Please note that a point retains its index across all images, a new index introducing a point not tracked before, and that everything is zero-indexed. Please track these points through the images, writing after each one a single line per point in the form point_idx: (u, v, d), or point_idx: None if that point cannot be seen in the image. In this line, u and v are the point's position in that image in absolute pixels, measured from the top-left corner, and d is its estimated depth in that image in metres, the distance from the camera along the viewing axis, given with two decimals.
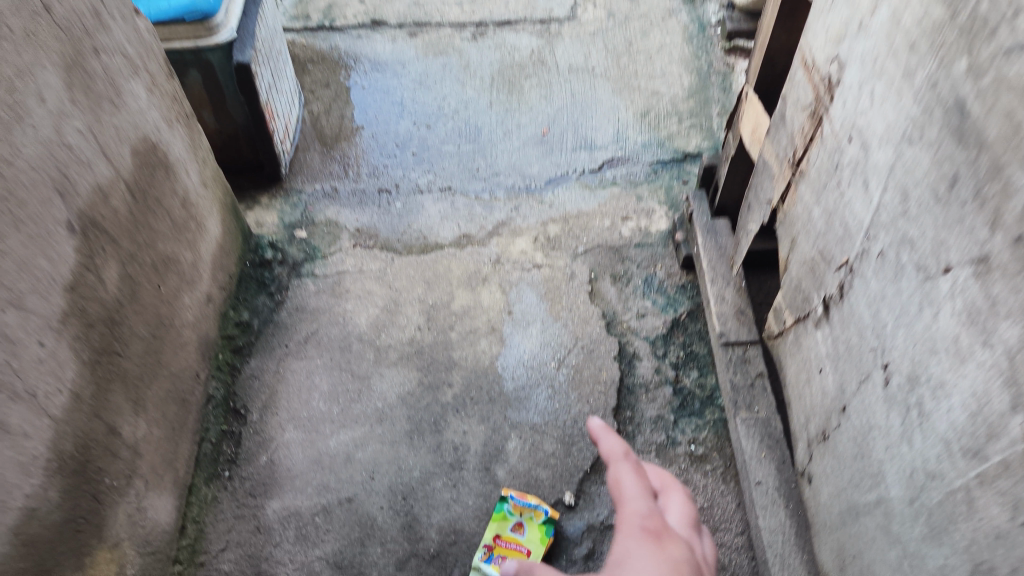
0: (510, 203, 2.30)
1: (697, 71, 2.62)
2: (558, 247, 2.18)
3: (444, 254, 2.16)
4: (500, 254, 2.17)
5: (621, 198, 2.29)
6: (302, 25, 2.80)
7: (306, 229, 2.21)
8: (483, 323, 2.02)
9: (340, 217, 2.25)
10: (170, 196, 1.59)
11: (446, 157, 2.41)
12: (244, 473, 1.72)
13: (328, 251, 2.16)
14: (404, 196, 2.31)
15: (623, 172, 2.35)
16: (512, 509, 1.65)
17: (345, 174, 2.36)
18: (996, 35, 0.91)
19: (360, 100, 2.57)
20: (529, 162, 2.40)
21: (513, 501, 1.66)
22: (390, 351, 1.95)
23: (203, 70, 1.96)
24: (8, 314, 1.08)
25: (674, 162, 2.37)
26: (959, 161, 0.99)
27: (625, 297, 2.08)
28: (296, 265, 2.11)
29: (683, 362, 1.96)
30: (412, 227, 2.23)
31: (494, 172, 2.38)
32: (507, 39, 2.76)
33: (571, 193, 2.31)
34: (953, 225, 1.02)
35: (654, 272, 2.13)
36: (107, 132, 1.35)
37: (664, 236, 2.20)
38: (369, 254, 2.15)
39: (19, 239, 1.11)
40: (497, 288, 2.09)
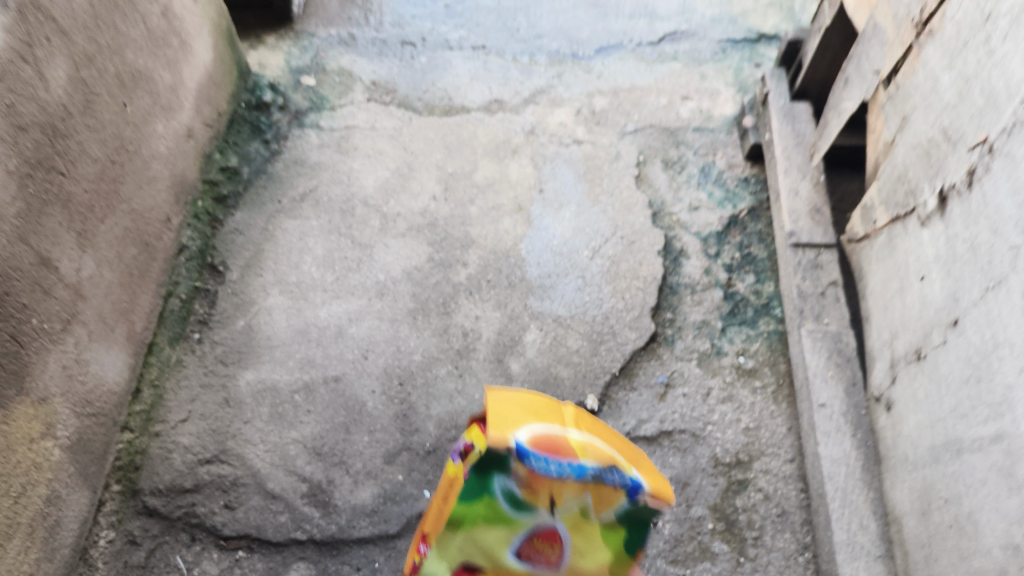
0: (551, 69, 2.03)
1: None
2: (603, 123, 1.93)
3: (469, 119, 1.91)
4: (535, 126, 1.91)
5: (682, 74, 2.03)
6: None
7: (315, 75, 1.94)
8: (510, 200, 1.77)
9: (356, 66, 1.98)
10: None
11: (484, 12, 2.15)
12: (217, 338, 1.50)
13: (337, 102, 1.89)
14: (430, 51, 2.04)
15: (686, 48, 2.09)
16: (518, 496, 0.93)
17: (364, 21, 2.08)
18: None
19: None
20: (579, 26, 2.13)
21: (521, 478, 0.92)
22: (398, 219, 1.71)
23: None
24: None
25: (745, 42, 2.10)
26: None
27: (676, 186, 1.82)
28: (300, 114, 1.84)
29: (738, 264, 1.71)
30: (438, 85, 1.97)
31: (538, 34, 2.11)
32: None
33: (624, 65, 2.05)
34: None
35: (712, 161, 1.87)
36: None
37: (728, 122, 1.94)
38: (385, 110, 1.90)
39: None
40: (528, 163, 1.83)
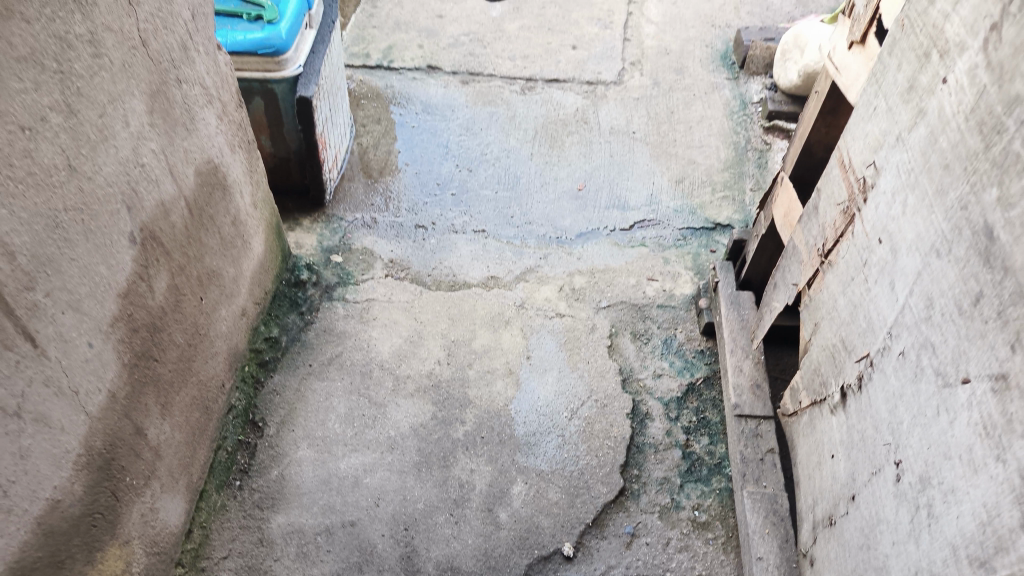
0: (539, 250, 2.44)
1: (735, 145, 2.76)
2: (582, 299, 2.29)
3: (470, 293, 2.28)
4: (525, 300, 2.28)
5: (649, 258, 2.42)
6: (362, 62, 3.02)
7: (342, 254, 2.36)
8: (502, 365, 2.10)
9: (376, 246, 2.41)
10: (223, 213, 1.71)
11: (483, 201, 2.58)
12: (255, 484, 1.80)
13: (360, 277, 2.29)
14: (438, 233, 2.47)
15: (653, 234, 2.49)
16: None
17: (385, 207, 2.53)
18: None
19: (407, 138, 2.77)
20: (563, 214, 2.55)
21: None
22: (408, 381, 2.04)
23: (267, 99, 2.16)
24: (65, 314, 1.16)
25: (703, 231, 2.50)
26: (985, 280, 1.00)
27: (642, 356, 2.16)
28: (329, 288, 2.24)
29: (694, 426, 2.03)
30: (443, 263, 2.37)
31: (528, 220, 2.53)
32: (555, 95, 2.94)
33: (600, 248, 2.45)
34: (977, 340, 1.01)
35: (674, 335, 2.22)
36: (177, 154, 1.49)
37: (687, 300, 2.30)
38: (400, 285, 2.28)
39: (87, 246, 1.21)
40: (518, 332, 2.18)
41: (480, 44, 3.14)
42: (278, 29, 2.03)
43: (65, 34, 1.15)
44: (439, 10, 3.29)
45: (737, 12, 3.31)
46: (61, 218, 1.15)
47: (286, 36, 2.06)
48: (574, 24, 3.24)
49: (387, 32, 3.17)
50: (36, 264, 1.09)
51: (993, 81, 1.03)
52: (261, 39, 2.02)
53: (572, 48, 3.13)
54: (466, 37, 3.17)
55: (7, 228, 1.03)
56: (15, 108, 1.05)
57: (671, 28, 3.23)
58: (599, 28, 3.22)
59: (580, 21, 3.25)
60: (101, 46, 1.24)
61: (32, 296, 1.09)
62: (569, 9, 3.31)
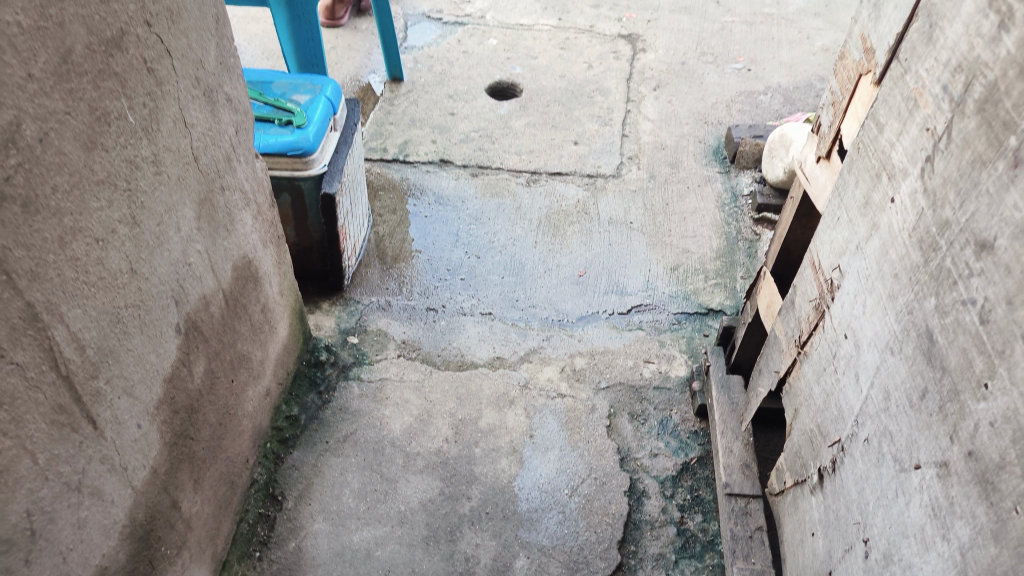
0: (543, 332, 2.59)
1: (725, 235, 2.95)
2: (583, 380, 2.43)
3: (477, 373, 2.43)
4: (529, 380, 2.42)
5: (645, 341, 2.57)
6: (379, 156, 3.27)
7: (357, 336, 2.52)
8: (506, 443, 2.23)
9: (390, 328, 2.57)
10: (254, 303, 1.88)
11: (490, 285, 2.75)
12: (272, 556, 1.91)
13: (374, 357, 2.45)
14: (448, 316, 2.63)
15: (649, 318, 2.65)
16: None
17: (399, 291, 2.71)
18: (956, 284, 1.10)
19: (420, 227, 2.97)
20: (565, 298, 2.72)
21: None
22: (418, 457, 2.16)
23: (294, 194, 2.36)
24: (120, 399, 1.32)
25: (696, 315, 2.66)
26: (927, 376, 1.15)
27: (640, 435, 2.29)
28: (345, 368, 2.40)
29: (688, 504, 2.13)
30: (452, 344, 2.53)
31: (532, 303, 2.70)
32: (558, 187, 3.16)
33: (599, 330, 2.61)
34: (923, 429, 1.15)
35: (670, 415, 2.34)
36: (218, 251, 1.67)
37: (682, 382, 2.44)
38: (411, 365, 2.43)
39: (141, 337, 1.37)
40: (523, 411, 2.32)
41: (489, 139, 3.38)
42: (306, 132, 2.25)
43: (135, 158, 1.34)
44: (451, 108, 3.55)
45: (727, 111, 3.56)
46: (122, 314, 1.31)
47: (313, 139, 2.26)
48: (576, 121, 3.48)
49: (403, 128, 3.43)
50: (100, 356, 1.25)
51: (929, 206, 1.19)
52: (290, 141, 2.23)
53: (574, 144, 3.37)
54: (476, 133, 3.41)
55: (82, 327, 1.20)
56: (92, 223, 1.22)
57: (667, 126, 3.48)
58: (600, 125, 3.47)
59: (581, 119, 3.50)
60: (161, 164, 1.43)
61: (95, 384, 1.24)
62: (572, 107, 3.56)
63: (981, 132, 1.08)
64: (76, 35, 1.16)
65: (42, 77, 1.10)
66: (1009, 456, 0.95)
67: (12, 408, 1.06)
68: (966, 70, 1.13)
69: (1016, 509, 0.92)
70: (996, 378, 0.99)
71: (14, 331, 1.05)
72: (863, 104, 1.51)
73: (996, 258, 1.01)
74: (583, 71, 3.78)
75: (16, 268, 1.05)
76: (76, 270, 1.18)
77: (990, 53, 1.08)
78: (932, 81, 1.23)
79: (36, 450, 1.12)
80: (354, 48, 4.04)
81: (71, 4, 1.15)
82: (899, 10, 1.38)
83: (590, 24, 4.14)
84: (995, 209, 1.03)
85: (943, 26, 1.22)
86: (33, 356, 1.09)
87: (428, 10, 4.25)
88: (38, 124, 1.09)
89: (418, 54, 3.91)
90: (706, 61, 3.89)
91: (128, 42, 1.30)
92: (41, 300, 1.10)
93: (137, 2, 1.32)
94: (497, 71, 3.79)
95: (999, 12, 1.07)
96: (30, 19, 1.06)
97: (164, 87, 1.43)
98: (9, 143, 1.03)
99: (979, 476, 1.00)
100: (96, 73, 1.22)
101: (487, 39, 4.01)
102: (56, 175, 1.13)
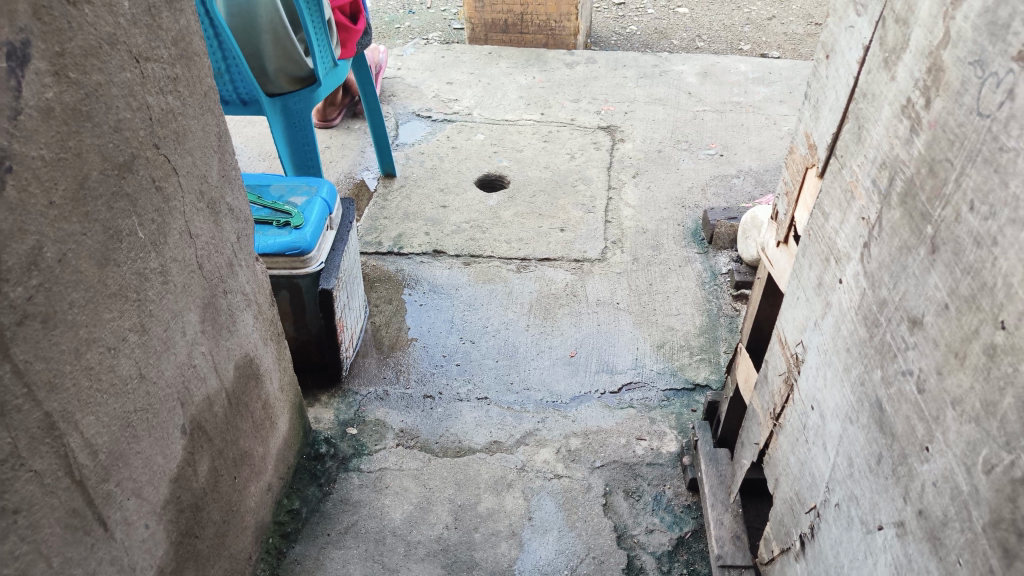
0: (537, 414, 2.67)
1: (708, 312, 3.07)
2: (578, 460, 2.50)
3: (474, 458, 2.49)
4: (525, 463, 2.48)
5: (636, 418, 2.64)
6: (375, 250, 3.42)
7: (357, 426, 2.60)
8: (505, 527, 2.28)
9: (388, 417, 2.65)
10: (256, 400, 1.98)
11: (485, 370, 2.85)
12: None
13: (373, 447, 2.52)
14: (445, 402, 2.72)
15: (639, 396, 2.73)
16: None
17: (396, 380, 2.80)
18: (897, 356, 1.20)
19: (415, 316, 3.09)
20: (557, 379, 2.81)
21: None
22: (419, 545, 2.21)
23: (293, 293, 2.48)
24: (129, 499, 1.40)
25: (684, 391, 2.74)
26: (881, 443, 1.23)
27: (635, 512, 2.33)
28: (345, 459, 2.47)
29: None
30: (449, 430, 2.60)
31: (526, 386, 2.78)
32: (546, 272, 3.29)
33: (592, 410, 2.68)
34: (881, 493, 1.22)
35: (663, 490, 2.40)
36: (221, 353, 1.78)
37: (673, 457, 2.50)
38: (409, 453, 2.50)
39: (148, 440, 1.46)
40: (520, 495, 2.37)
41: (479, 230, 3.54)
42: (303, 233, 2.39)
43: (145, 270, 1.44)
44: (442, 201, 3.73)
45: (704, 194, 3.75)
46: (132, 418, 1.40)
47: (310, 238, 2.40)
48: (561, 210, 3.65)
49: (396, 223, 3.59)
50: (111, 460, 1.33)
51: (870, 286, 1.30)
52: (289, 241, 2.37)
53: (560, 231, 3.52)
54: (466, 225, 3.57)
55: (95, 432, 1.28)
56: (105, 333, 1.31)
57: (648, 210, 3.65)
58: (583, 212, 3.63)
59: (566, 207, 3.67)
60: (168, 273, 1.53)
61: (106, 487, 1.33)
62: (557, 196, 3.74)
63: (904, 219, 1.20)
64: (92, 163, 1.26)
65: (62, 205, 1.19)
66: (952, 516, 1.03)
67: (29, 513, 1.14)
68: (889, 168, 1.25)
69: (960, 562, 1.01)
70: (935, 443, 1.08)
71: (34, 441, 1.14)
72: (812, 192, 1.66)
73: (926, 333, 1.11)
74: (566, 162, 3.98)
75: (36, 379, 1.14)
76: (90, 378, 1.27)
77: (906, 152, 1.20)
78: (863, 174, 1.35)
79: (51, 553, 1.20)
80: (348, 149, 4.26)
81: (90, 135, 1.26)
82: (834, 110, 1.53)
83: (571, 117, 4.37)
84: (921, 289, 1.14)
85: (868, 128, 1.35)
86: (50, 463, 1.18)
87: (418, 109, 4.50)
88: (57, 246, 1.18)
89: (410, 152, 4.12)
90: (682, 147, 4.10)
91: (139, 165, 1.41)
92: (57, 409, 1.19)
93: (150, 126, 1.44)
94: (485, 165, 3.99)
95: (911, 118, 1.19)
96: (53, 153, 1.17)
97: (171, 202, 1.54)
98: (31, 266, 1.12)
99: (929, 534, 1.08)
100: (110, 196, 1.32)
101: (474, 135, 4.23)
102: (73, 292, 1.22)
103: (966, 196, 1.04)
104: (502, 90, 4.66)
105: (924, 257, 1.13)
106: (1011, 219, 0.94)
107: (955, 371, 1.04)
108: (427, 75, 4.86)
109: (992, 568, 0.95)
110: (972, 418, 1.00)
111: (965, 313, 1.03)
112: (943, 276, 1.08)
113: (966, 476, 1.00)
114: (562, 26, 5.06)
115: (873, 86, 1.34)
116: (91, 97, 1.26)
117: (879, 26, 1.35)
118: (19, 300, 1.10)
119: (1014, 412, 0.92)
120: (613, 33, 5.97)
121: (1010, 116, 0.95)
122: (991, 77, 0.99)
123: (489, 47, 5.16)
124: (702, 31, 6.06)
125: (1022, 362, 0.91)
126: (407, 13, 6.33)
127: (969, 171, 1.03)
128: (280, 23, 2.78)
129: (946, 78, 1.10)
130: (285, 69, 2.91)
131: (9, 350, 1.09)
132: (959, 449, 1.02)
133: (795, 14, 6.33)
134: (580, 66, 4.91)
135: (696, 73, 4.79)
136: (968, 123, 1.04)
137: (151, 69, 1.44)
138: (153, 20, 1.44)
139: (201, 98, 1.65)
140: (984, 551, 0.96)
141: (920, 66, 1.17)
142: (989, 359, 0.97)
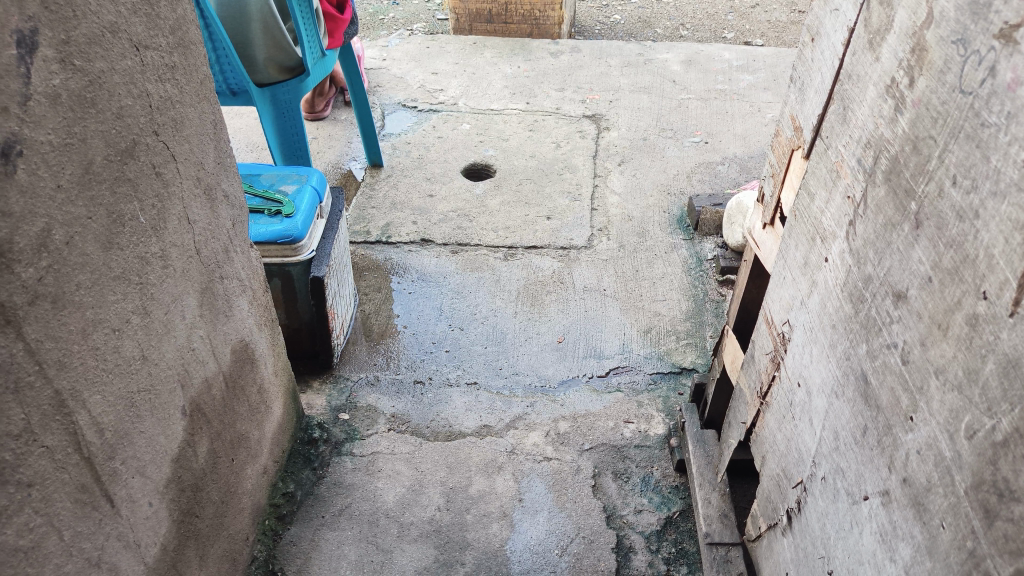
0: (527, 398, 2.71)
1: (694, 297, 3.13)
2: (567, 442, 2.54)
3: (465, 441, 2.53)
4: (515, 446, 2.52)
5: (624, 402, 2.69)
6: (363, 238, 3.43)
7: (348, 412, 2.62)
8: (497, 508, 2.32)
9: (379, 403, 2.67)
10: (251, 384, 2.00)
11: (474, 355, 2.88)
12: None
13: (365, 433, 2.54)
14: (435, 387, 2.75)
15: (627, 380, 2.78)
16: None
17: (386, 367, 2.82)
18: (881, 330, 1.25)
19: (404, 303, 3.11)
20: (546, 364, 2.85)
21: None
22: (412, 527, 2.24)
23: (284, 280, 2.50)
24: (134, 478, 1.42)
25: (670, 375, 2.80)
26: (866, 415, 1.29)
27: (624, 493, 2.38)
28: (337, 444, 2.49)
29: (674, 557, 2.22)
30: (440, 415, 2.63)
31: (515, 371, 2.82)
32: (533, 260, 3.33)
33: (580, 394, 2.73)
34: (867, 463, 1.28)
35: (651, 472, 2.45)
36: (218, 336, 1.79)
37: (661, 439, 2.55)
38: (400, 438, 2.53)
39: (151, 420, 1.48)
40: (511, 477, 2.41)
41: (467, 218, 3.57)
42: (294, 220, 2.40)
43: (147, 254, 1.46)
44: (430, 190, 3.75)
45: (689, 182, 3.80)
46: (135, 398, 1.42)
47: (302, 226, 2.41)
48: (548, 198, 3.69)
49: (384, 212, 3.61)
50: (116, 438, 1.35)
51: (855, 263, 1.35)
52: (280, 229, 2.38)
53: (547, 218, 3.56)
54: (454, 213, 3.60)
55: (102, 411, 1.30)
56: (110, 315, 1.33)
57: (633, 198, 3.69)
58: (570, 200, 3.67)
59: (552, 195, 3.70)
60: (168, 257, 1.54)
61: (112, 465, 1.35)
62: (543, 184, 3.77)
63: (888, 197, 1.25)
64: (97, 148, 1.28)
65: (70, 188, 1.21)
66: (935, 481, 1.08)
67: (41, 488, 1.17)
68: (874, 147, 1.30)
69: (942, 525, 1.06)
70: (918, 412, 1.13)
71: (45, 418, 1.17)
72: (798, 174, 1.70)
73: (910, 307, 1.17)
74: (552, 151, 4.02)
75: (46, 358, 1.16)
76: (96, 358, 1.29)
77: (890, 131, 1.25)
78: (848, 154, 1.40)
79: (62, 527, 1.22)
80: (334, 138, 4.27)
81: (94, 121, 1.27)
82: (820, 92, 1.57)
83: (556, 106, 4.41)
84: (905, 264, 1.19)
85: (853, 109, 1.39)
86: (61, 439, 1.21)
87: (403, 99, 4.51)
88: (65, 229, 1.20)
89: (396, 141, 4.14)
90: (667, 135, 4.15)
91: (140, 150, 1.42)
92: (66, 388, 1.21)
93: (150, 112, 1.45)
94: (472, 154, 4.01)
95: (895, 98, 1.24)
96: (60, 137, 1.18)
97: (170, 187, 1.55)
98: (40, 248, 1.14)
99: (913, 500, 1.13)
100: (113, 180, 1.33)
101: (461, 124, 4.25)
102: (79, 274, 1.24)
103: (948, 172, 1.09)
104: (487, 79, 4.69)
105: (908, 233, 1.19)
106: (992, 193, 1.00)
107: (938, 341, 1.09)
108: (411, 65, 4.87)
109: (974, 529, 1.00)
110: (955, 386, 1.05)
111: (948, 285, 1.08)
112: (926, 250, 1.13)
113: (952, 439, 1.05)
114: (547, 15, 5.08)
115: (858, 67, 1.39)
116: (94, 83, 1.27)
117: (864, 10, 1.39)
118: (30, 281, 1.12)
119: (995, 378, 0.97)
120: (597, 23, 6.00)
121: (991, 93, 1.00)
122: (972, 56, 1.04)
123: (473, 37, 5.17)
124: (686, 20, 6.11)
125: (1002, 330, 0.96)
126: (392, 4, 6.32)
127: (952, 147, 1.08)
128: (269, 11, 2.80)
129: (929, 58, 1.15)
130: (275, 58, 2.92)
131: (20, 329, 1.10)
132: (942, 416, 1.07)
133: (779, 3, 6.39)
134: (565, 55, 4.95)
135: (680, 61, 4.84)
136: (950, 101, 1.09)
137: (151, 55, 1.45)
138: (152, 7, 1.45)
139: (198, 84, 1.66)
140: (966, 513, 1.02)
141: (905, 46, 1.22)
142: (971, 329, 1.03)
